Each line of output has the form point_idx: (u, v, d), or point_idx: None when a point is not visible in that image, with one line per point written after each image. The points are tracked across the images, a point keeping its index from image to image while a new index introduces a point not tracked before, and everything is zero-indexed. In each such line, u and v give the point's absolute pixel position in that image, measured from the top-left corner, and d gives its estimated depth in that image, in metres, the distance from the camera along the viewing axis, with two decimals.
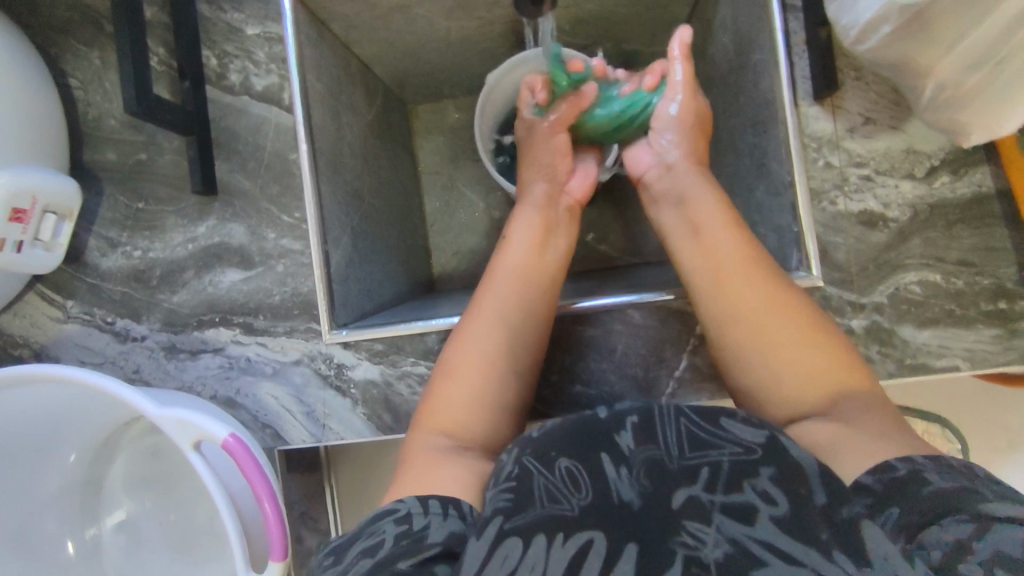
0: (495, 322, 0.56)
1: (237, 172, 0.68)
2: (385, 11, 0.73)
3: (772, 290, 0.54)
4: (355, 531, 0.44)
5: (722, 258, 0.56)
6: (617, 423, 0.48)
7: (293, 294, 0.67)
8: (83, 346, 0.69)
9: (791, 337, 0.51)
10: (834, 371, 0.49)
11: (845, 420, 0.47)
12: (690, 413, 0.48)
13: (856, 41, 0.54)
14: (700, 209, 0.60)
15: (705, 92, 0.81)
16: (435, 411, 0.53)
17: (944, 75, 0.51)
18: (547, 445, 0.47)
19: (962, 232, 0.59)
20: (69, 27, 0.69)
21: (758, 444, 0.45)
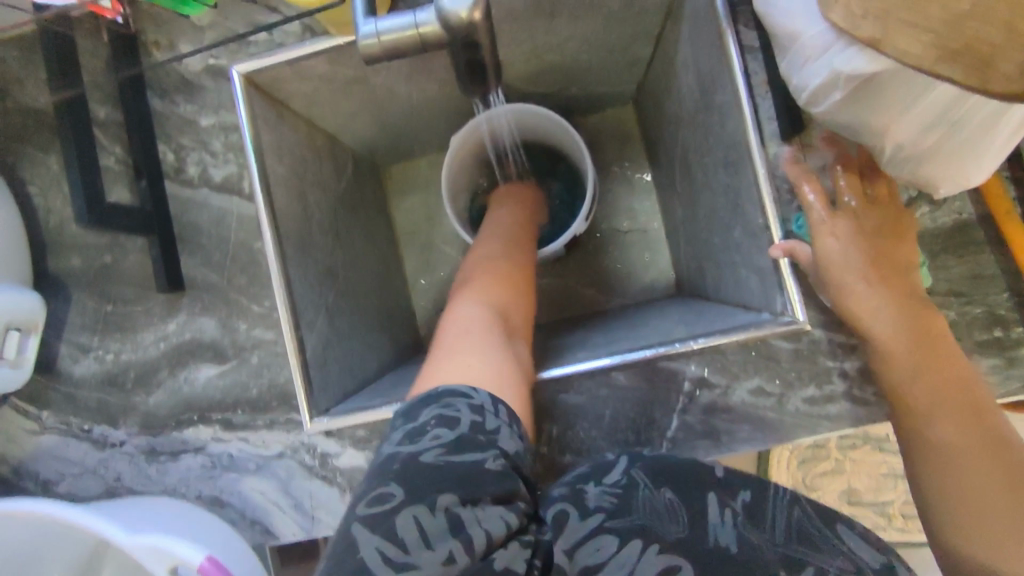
0: (497, 260, 0.63)
1: (204, 266, 0.67)
2: (342, 84, 0.71)
3: (959, 376, 0.53)
4: (427, 393, 0.42)
5: (911, 324, 0.53)
6: (732, 484, 0.45)
7: (270, 385, 0.66)
8: (61, 457, 0.68)
9: (929, 390, 0.52)
10: (1013, 501, 0.49)
11: (969, 464, 0.50)
12: (808, 505, 0.44)
13: (808, 103, 0.52)
14: (881, 305, 0.54)
15: (675, 131, 0.79)
16: (453, 308, 0.54)
17: (901, 137, 0.50)
18: (660, 471, 0.45)
19: (948, 261, 0.58)
20: (24, 135, 0.69)
21: (875, 569, 0.40)
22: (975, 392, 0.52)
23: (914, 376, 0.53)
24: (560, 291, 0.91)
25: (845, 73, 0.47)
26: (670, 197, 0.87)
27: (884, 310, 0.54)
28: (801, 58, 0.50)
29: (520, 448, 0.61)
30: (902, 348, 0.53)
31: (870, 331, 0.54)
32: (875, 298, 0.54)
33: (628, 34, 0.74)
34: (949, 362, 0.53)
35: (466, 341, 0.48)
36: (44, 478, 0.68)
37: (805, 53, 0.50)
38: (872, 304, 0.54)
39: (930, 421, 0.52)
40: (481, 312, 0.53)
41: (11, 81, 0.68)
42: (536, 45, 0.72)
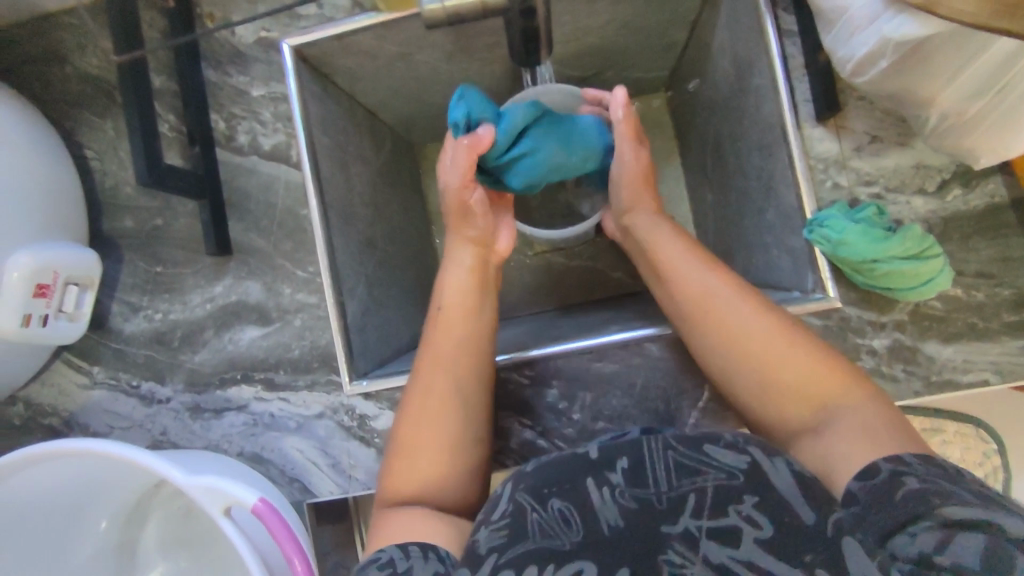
0: (446, 344, 0.57)
1: (251, 231, 0.70)
2: (386, 61, 0.74)
3: (749, 323, 0.52)
4: (345, 569, 0.45)
5: (699, 300, 0.55)
6: (608, 458, 0.47)
7: (312, 347, 0.68)
8: (110, 411, 0.71)
9: (779, 354, 0.50)
10: (813, 380, 0.49)
11: (845, 423, 0.46)
12: (680, 444, 0.46)
13: (853, 73, 0.54)
14: (715, 292, 0.54)
15: (707, 115, 0.81)
16: (391, 485, 0.50)
17: (947, 104, 0.51)
18: (539, 482, 0.47)
19: (979, 244, 0.58)
20: (83, 101, 0.71)
21: (740, 470, 0.44)
22: (826, 351, 0.50)
23: (752, 352, 0.51)
24: (588, 272, 0.93)
25: (894, 40, 0.49)
26: (700, 182, 0.88)
27: (711, 291, 0.54)
28: (847, 29, 0.52)
29: (552, 415, 0.63)
30: (739, 322, 0.52)
31: (711, 321, 0.53)
32: (714, 281, 0.55)
33: (665, 19, 0.76)
34: (793, 329, 0.51)
35: (398, 481, 0.50)
36: (93, 430, 0.71)
37: (851, 25, 0.52)
38: (707, 284, 0.55)
39: (730, 357, 0.52)
40: (398, 490, 0.50)
41: (73, 49, 0.71)
42: (576, 27, 0.74)
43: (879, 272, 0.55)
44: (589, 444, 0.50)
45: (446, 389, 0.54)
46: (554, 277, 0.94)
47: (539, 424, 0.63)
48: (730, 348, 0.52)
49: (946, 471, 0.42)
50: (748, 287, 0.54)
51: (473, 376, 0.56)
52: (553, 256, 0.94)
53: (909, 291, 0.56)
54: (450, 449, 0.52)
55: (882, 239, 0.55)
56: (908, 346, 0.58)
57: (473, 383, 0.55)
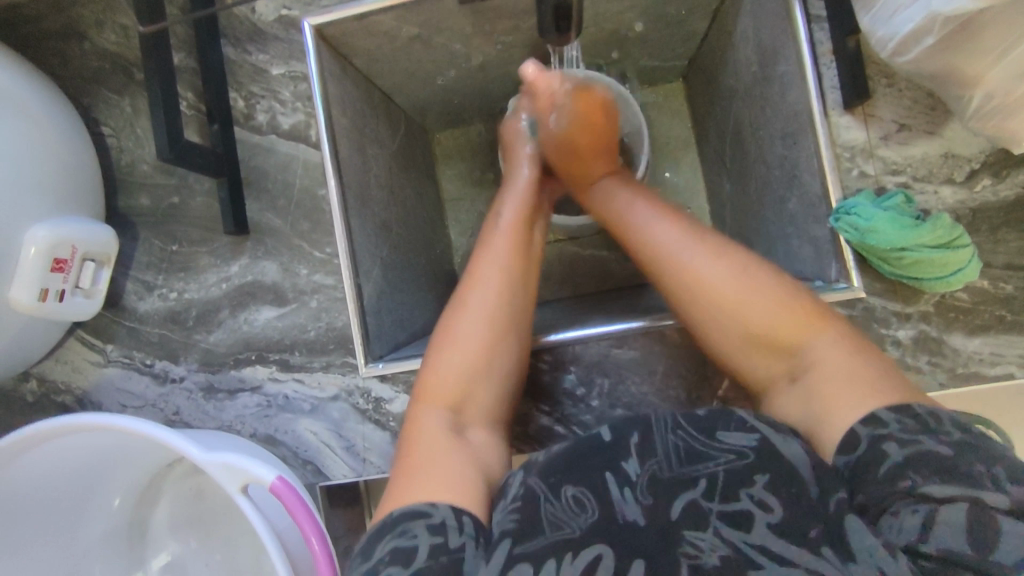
0: (484, 310, 0.56)
1: (268, 211, 0.69)
2: (406, 42, 0.73)
3: (708, 270, 0.54)
4: (382, 526, 0.45)
5: (654, 249, 0.58)
6: (621, 439, 0.49)
7: (328, 329, 0.67)
8: (124, 390, 0.70)
9: (747, 310, 0.52)
10: (780, 322, 0.51)
11: (818, 368, 0.49)
12: (688, 426, 0.48)
13: (895, 53, 0.52)
14: (675, 245, 0.57)
15: (728, 105, 0.80)
16: (428, 380, 0.54)
17: (994, 84, 0.49)
18: (550, 469, 0.48)
19: (1009, 236, 0.57)
20: (101, 77, 0.71)
21: (748, 449, 0.46)
22: (784, 288, 0.52)
23: (716, 308, 0.53)
24: (602, 262, 0.92)
25: (943, 14, 0.47)
26: (718, 172, 0.87)
27: (670, 248, 0.57)
28: (891, 8, 0.51)
29: (570, 400, 0.62)
30: (703, 280, 0.54)
31: (687, 284, 0.55)
32: (671, 236, 0.58)
33: (689, 5, 0.75)
34: (757, 275, 0.53)
35: (436, 450, 0.49)
36: (107, 409, 0.70)
37: (895, 4, 0.51)
38: (664, 241, 0.58)
39: (700, 314, 0.54)
40: (444, 397, 0.53)
41: (91, 24, 0.71)
42: (598, 12, 0.74)
43: (907, 260, 0.55)
44: (601, 427, 0.51)
45: (496, 314, 0.56)
46: (568, 267, 0.93)
47: (556, 410, 0.63)
48: (695, 307, 0.55)
49: (966, 432, 0.42)
50: (707, 239, 0.56)
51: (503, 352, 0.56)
52: (568, 245, 0.94)
53: (937, 281, 0.55)
54: (490, 370, 0.55)
55: (911, 226, 0.55)
56: (933, 337, 0.57)
57: (504, 350, 0.56)
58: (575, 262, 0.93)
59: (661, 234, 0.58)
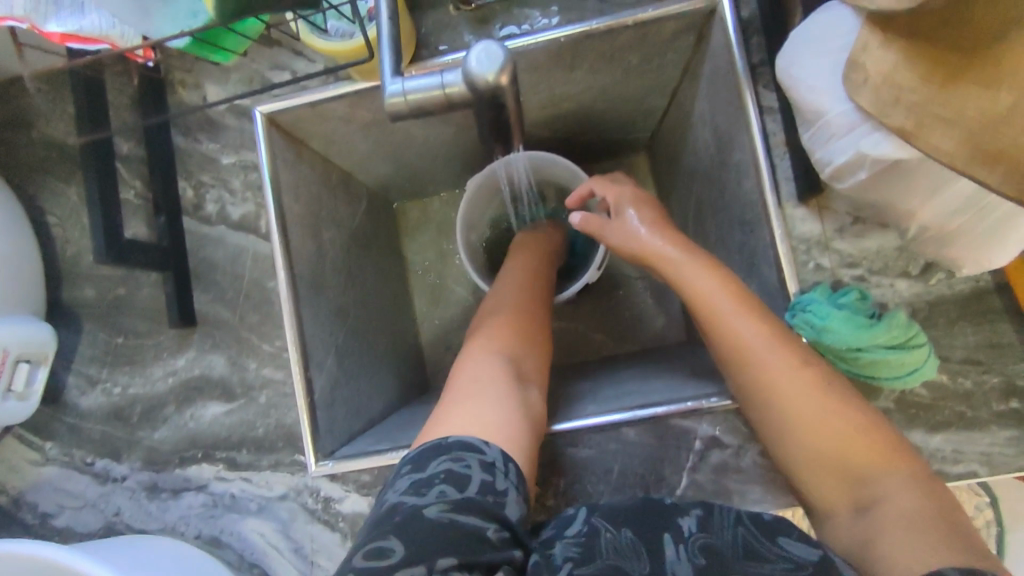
0: (505, 294, 0.64)
1: (216, 302, 0.67)
2: (361, 125, 0.72)
3: (786, 382, 0.50)
4: (432, 446, 0.45)
5: (741, 349, 0.52)
6: (681, 507, 0.46)
7: (277, 425, 0.65)
8: (62, 490, 0.67)
9: (822, 427, 0.49)
10: (860, 451, 0.48)
11: (890, 507, 0.44)
12: (751, 524, 0.44)
13: (831, 178, 0.50)
14: (756, 345, 0.52)
15: (689, 182, 0.80)
16: (470, 343, 0.57)
17: (927, 218, 0.49)
18: (617, 514, 0.45)
19: (965, 330, 0.57)
20: (46, 166, 0.69)
21: (810, 561, 0.40)
22: (842, 399, 0.49)
23: (791, 419, 0.50)
24: (569, 334, 0.91)
25: (872, 155, 0.47)
26: None
27: (756, 346, 0.52)
28: (826, 133, 0.49)
29: (526, 501, 0.60)
30: (784, 391, 0.50)
31: (753, 379, 0.51)
32: (753, 334, 0.52)
33: (647, 87, 0.75)
34: (829, 393, 0.49)
35: (476, 389, 0.50)
36: (43, 510, 0.67)
37: (829, 130, 0.49)
38: (746, 338, 0.52)
39: (775, 420, 0.50)
40: (496, 347, 0.55)
41: (37, 113, 0.69)
42: (555, 94, 0.73)
43: (863, 360, 0.54)
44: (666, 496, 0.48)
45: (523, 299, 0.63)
46: None
47: None
48: (771, 413, 0.51)
49: None
50: (796, 347, 0.52)
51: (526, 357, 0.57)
52: None
53: (894, 380, 0.54)
54: (533, 336, 0.59)
55: (866, 326, 0.53)
56: None
57: (530, 356, 0.57)
58: None
59: (699, 282, 0.57)
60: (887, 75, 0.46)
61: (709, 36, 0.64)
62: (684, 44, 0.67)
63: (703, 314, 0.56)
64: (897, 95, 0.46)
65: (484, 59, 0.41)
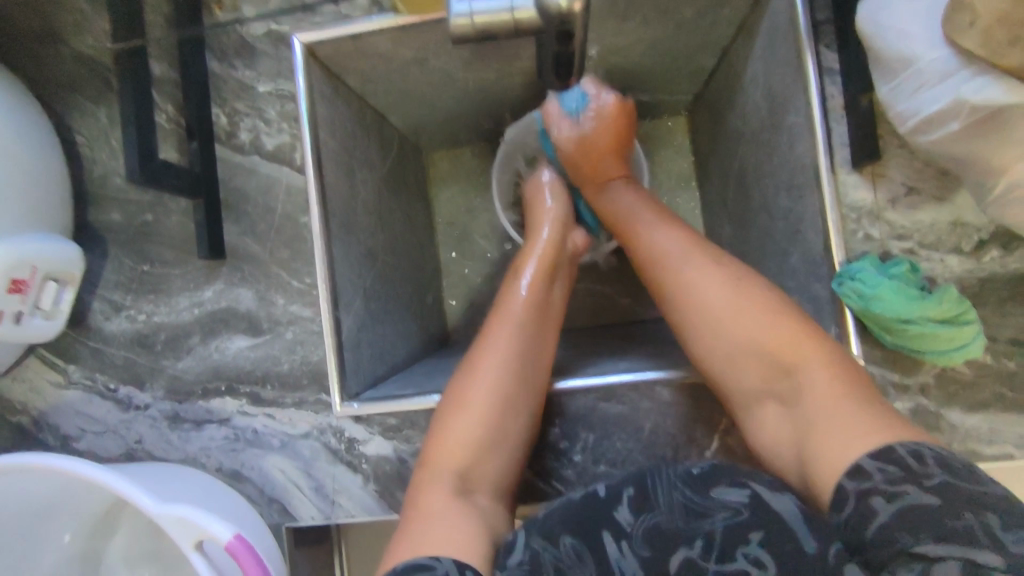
0: (485, 389, 0.54)
1: (246, 235, 0.66)
2: (401, 64, 0.69)
3: (710, 292, 0.55)
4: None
5: (664, 257, 0.60)
6: (615, 495, 0.48)
7: (302, 363, 0.64)
8: (83, 414, 0.67)
9: (745, 327, 0.52)
10: (782, 349, 0.50)
11: (812, 391, 0.48)
12: (686, 484, 0.48)
13: (915, 131, 0.50)
14: (674, 253, 0.59)
15: (732, 146, 0.77)
16: (443, 443, 0.52)
17: (1020, 176, 0.46)
18: (550, 524, 0.47)
19: (1015, 310, 0.55)
20: (78, 84, 0.67)
21: (743, 506, 0.45)
22: (761, 306, 0.53)
23: (720, 323, 0.54)
24: (595, 296, 0.89)
25: (972, 101, 0.45)
26: (720, 215, 0.84)
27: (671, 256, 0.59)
28: (914, 84, 0.48)
29: (553, 454, 0.60)
30: (704, 296, 0.55)
31: (673, 280, 0.58)
32: (677, 249, 0.59)
33: (697, 43, 0.72)
34: (760, 304, 0.53)
35: (433, 508, 0.48)
36: (64, 433, 0.67)
37: (920, 79, 0.48)
38: (664, 250, 0.60)
39: (697, 327, 0.55)
40: (452, 461, 0.51)
41: (71, 27, 0.67)
42: (603, 45, 0.71)
43: (911, 333, 0.53)
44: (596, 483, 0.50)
45: (492, 404, 0.53)
46: (559, 298, 0.90)
47: (537, 463, 0.60)
48: (710, 330, 0.54)
49: (946, 471, 0.41)
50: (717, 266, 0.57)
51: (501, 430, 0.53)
52: None
53: (940, 355, 0.53)
54: (488, 447, 0.53)
55: (916, 297, 0.52)
56: (932, 413, 0.55)
57: (490, 456, 0.53)
58: (568, 293, 0.90)
59: (659, 238, 0.61)
60: (999, 15, 0.43)
61: None
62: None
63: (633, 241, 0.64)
64: (1014, 36, 0.43)
65: None
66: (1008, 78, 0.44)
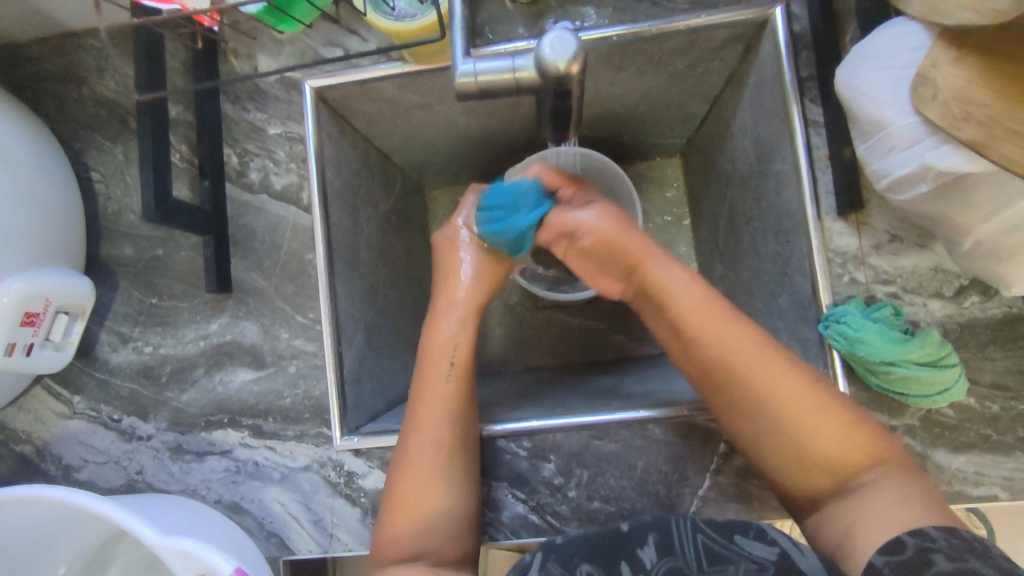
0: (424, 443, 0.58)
1: (253, 271, 0.68)
2: (406, 108, 0.73)
3: (770, 378, 0.52)
4: None
5: (723, 351, 0.53)
6: (638, 532, 0.53)
7: (304, 397, 0.66)
8: (86, 444, 0.68)
9: (803, 418, 0.50)
10: (842, 445, 0.50)
11: (870, 496, 0.48)
12: (708, 529, 0.52)
13: (888, 189, 0.52)
14: (741, 345, 0.53)
15: (724, 188, 0.80)
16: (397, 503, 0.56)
17: (985, 235, 0.49)
18: (570, 552, 0.52)
19: (995, 354, 0.57)
20: (95, 123, 0.70)
21: (771, 560, 0.48)
22: (829, 402, 0.51)
23: (775, 418, 0.51)
24: (591, 332, 0.91)
25: (938, 167, 0.48)
26: (711, 253, 0.86)
27: (746, 354, 0.53)
28: (886, 144, 0.51)
29: (547, 490, 0.61)
30: (763, 386, 0.52)
31: (718, 364, 0.54)
32: (760, 366, 0.52)
33: (689, 92, 0.75)
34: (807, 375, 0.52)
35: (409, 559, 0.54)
36: (66, 463, 0.68)
37: (891, 140, 0.50)
38: (728, 348, 0.53)
39: (748, 414, 0.53)
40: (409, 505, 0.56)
41: (90, 70, 0.70)
42: (600, 93, 0.74)
43: (896, 375, 0.54)
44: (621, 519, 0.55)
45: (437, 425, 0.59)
46: (555, 333, 0.92)
47: (532, 499, 0.61)
48: (756, 418, 0.52)
49: (971, 546, 0.42)
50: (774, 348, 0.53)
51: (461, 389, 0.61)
52: (558, 313, 0.92)
53: (924, 398, 0.55)
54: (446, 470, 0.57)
55: (901, 341, 0.54)
56: (918, 453, 0.57)
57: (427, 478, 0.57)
58: (565, 329, 0.91)
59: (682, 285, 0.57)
60: (958, 91, 0.48)
61: (758, 46, 0.65)
62: (731, 53, 0.68)
63: (687, 322, 0.55)
64: (967, 111, 0.47)
65: (556, 47, 0.42)
66: (967, 148, 0.47)
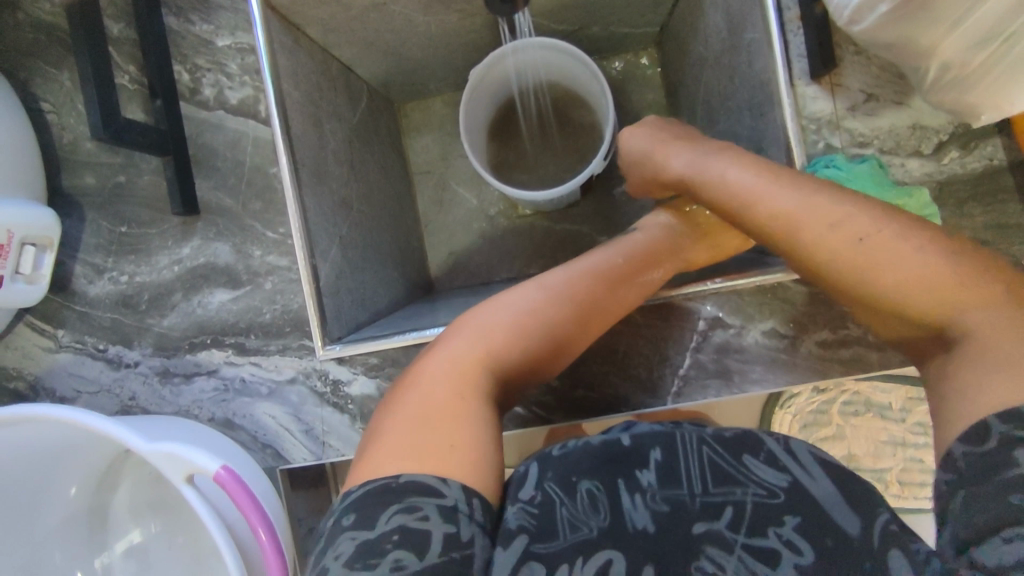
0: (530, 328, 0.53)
1: (219, 190, 0.67)
2: (360, 10, 0.69)
3: (840, 241, 0.45)
4: (374, 494, 0.43)
5: (785, 218, 0.48)
6: (641, 448, 0.48)
7: (283, 311, 0.65)
8: (77, 375, 0.68)
9: (887, 276, 0.44)
10: (942, 294, 0.42)
11: (975, 366, 0.40)
12: (716, 444, 0.47)
13: (849, 22, 0.52)
14: (802, 210, 0.47)
15: (699, 72, 0.77)
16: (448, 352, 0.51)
17: (949, 54, 0.49)
18: (569, 467, 0.47)
19: (974, 209, 0.56)
20: (37, 50, 0.67)
21: (781, 489, 0.44)
22: (936, 260, 0.43)
23: (866, 279, 0.45)
24: (574, 237, 0.89)
25: None
26: None
27: (807, 216, 0.47)
28: None
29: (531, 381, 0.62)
30: (846, 249, 0.45)
31: (782, 228, 0.48)
32: (843, 231, 0.45)
33: None
34: (897, 235, 0.44)
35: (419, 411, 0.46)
36: (60, 395, 0.68)
37: None
38: (791, 207, 0.47)
39: (828, 277, 0.47)
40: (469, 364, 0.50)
41: None
42: None
43: None
44: (617, 432, 0.50)
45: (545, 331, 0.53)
46: (538, 241, 0.90)
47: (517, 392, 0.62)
48: (850, 280, 0.46)
49: None
50: (855, 214, 0.45)
51: (574, 330, 0.54)
52: (540, 219, 0.91)
53: None
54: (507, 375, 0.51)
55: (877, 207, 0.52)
56: None
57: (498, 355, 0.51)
58: (547, 235, 0.90)
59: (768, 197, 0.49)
60: None
61: None
62: None
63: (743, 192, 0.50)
64: None
65: None
66: None
